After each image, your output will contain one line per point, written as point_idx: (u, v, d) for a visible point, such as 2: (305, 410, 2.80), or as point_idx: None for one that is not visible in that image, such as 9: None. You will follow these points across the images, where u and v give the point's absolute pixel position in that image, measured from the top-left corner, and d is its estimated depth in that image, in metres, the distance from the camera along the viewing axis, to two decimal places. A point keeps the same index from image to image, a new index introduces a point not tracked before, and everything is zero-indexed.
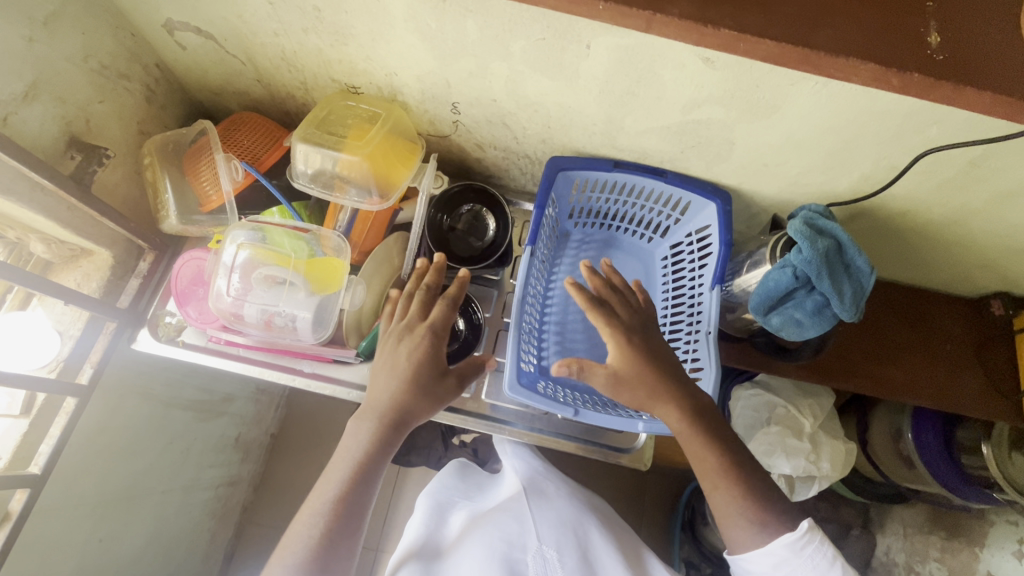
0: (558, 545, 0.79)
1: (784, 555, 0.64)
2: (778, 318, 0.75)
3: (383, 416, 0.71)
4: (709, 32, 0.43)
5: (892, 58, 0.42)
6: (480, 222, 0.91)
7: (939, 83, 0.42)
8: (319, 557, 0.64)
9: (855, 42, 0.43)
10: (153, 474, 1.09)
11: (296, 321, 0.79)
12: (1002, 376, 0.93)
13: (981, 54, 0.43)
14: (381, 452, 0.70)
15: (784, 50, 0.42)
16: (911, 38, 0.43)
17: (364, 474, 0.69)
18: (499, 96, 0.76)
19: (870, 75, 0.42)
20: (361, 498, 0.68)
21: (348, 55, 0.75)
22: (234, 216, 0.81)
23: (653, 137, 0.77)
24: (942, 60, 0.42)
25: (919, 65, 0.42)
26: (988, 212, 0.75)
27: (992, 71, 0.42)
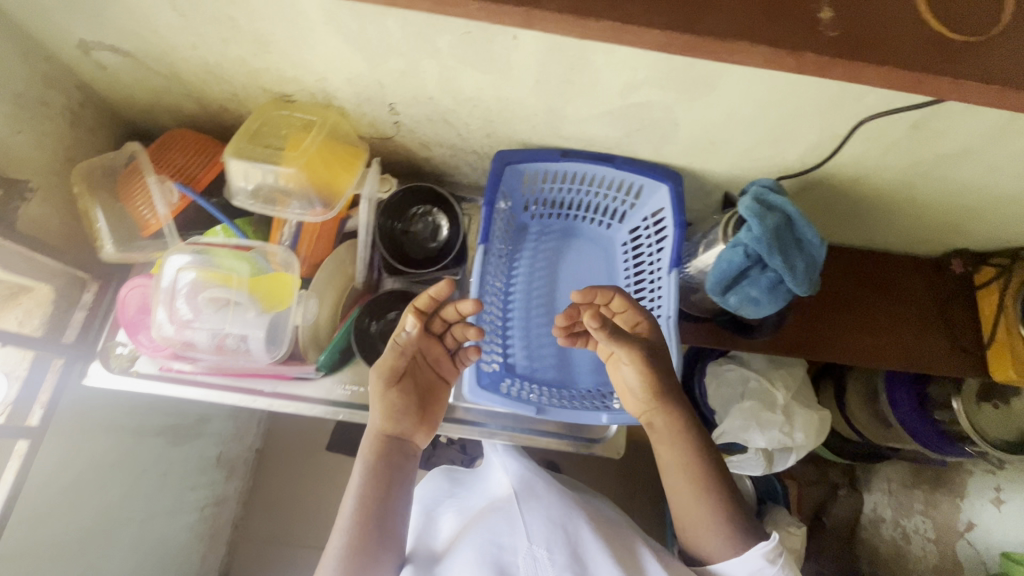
0: (547, 542, 0.70)
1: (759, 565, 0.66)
2: (734, 297, 0.74)
3: (381, 443, 0.73)
4: (594, 26, 0.41)
5: (784, 38, 0.41)
6: (433, 223, 0.88)
7: (835, 62, 0.41)
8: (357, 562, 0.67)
9: (745, 23, 0.41)
10: (131, 503, 1.07)
11: (248, 342, 0.77)
12: (964, 333, 0.94)
13: (876, 21, 0.42)
14: (391, 467, 0.73)
15: (672, 39, 0.41)
16: (805, 16, 0.41)
17: (372, 507, 0.70)
18: (435, 93, 0.73)
19: (765, 57, 0.41)
20: (380, 507, 0.70)
21: (274, 63, 0.72)
22: (173, 239, 0.79)
23: (597, 123, 0.75)
24: (836, 34, 0.41)
25: (814, 44, 0.41)
26: (936, 173, 0.75)
27: (886, 42, 0.41)
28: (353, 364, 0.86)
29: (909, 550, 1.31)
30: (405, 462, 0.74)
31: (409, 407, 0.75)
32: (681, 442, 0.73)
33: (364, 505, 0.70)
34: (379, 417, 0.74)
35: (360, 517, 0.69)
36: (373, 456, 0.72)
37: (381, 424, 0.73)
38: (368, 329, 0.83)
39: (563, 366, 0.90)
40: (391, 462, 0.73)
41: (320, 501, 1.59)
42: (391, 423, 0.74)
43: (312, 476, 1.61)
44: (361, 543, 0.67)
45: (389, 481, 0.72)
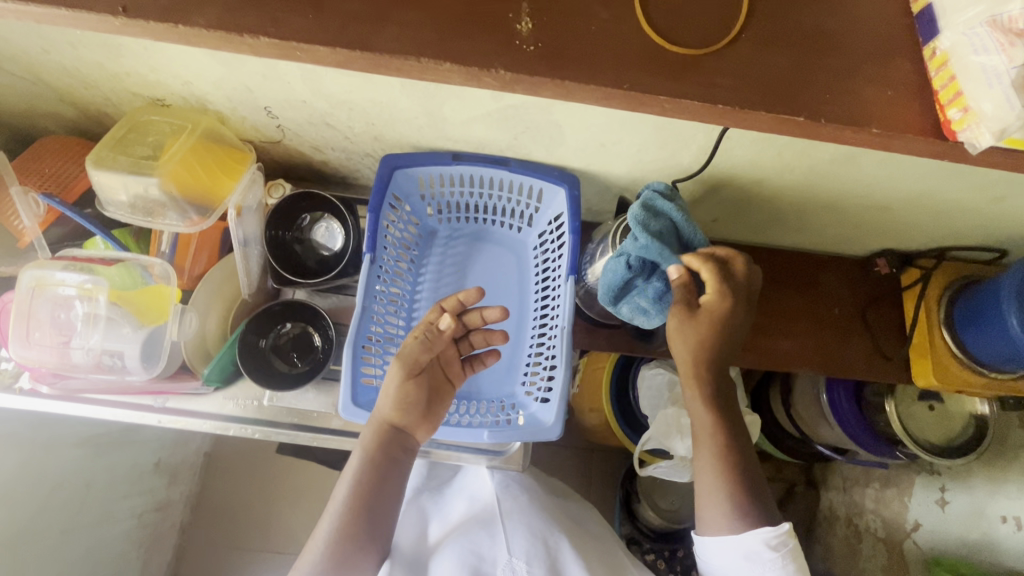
0: (527, 556, 0.74)
1: (759, 550, 0.63)
2: (626, 306, 0.71)
3: (382, 435, 0.70)
4: (268, 44, 0.44)
5: (476, 55, 0.43)
6: (325, 230, 0.84)
7: (532, 74, 0.43)
8: (340, 554, 0.65)
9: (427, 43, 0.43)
10: (45, 515, 1.06)
11: (124, 359, 0.74)
12: (887, 337, 0.91)
13: (575, 37, 0.44)
14: (386, 461, 0.69)
15: (346, 56, 0.43)
16: (502, 35, 0.44)
17: (364, 502, 0.68)
18: (306, 96, 0.69)
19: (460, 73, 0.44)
20: (371, 501, 0.68)
21: (132, 67, 0.68)
22: (43, 252, 0.75)
23: (481, 126, 0.72)
24: (534, 49, 0.44)
25: (509, 61, 0.43)
26: (837, 173, 0.71)
27: (580, 55, 0.44)
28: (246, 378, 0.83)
29: (861, 548, 1.27)
30: (403, 455, 0.71)
31: (419, 400, 0.71)
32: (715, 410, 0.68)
33: (356, 498, 0.68)
34: (383, 406, 0.70)
35: (351, 510, 0.67)
36: (370, 448, 0.69)
37: (384, 413, 0.70)
38: (257, 344, 0.81)
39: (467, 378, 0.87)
40: (390, 456, 0.70)
41: (269, 504, 1.57)
42: (399, 415, 0.70)
43: (261, 479, 1.59)
44: (348, 534, 0.66)
45: (387, 478, 0.69)
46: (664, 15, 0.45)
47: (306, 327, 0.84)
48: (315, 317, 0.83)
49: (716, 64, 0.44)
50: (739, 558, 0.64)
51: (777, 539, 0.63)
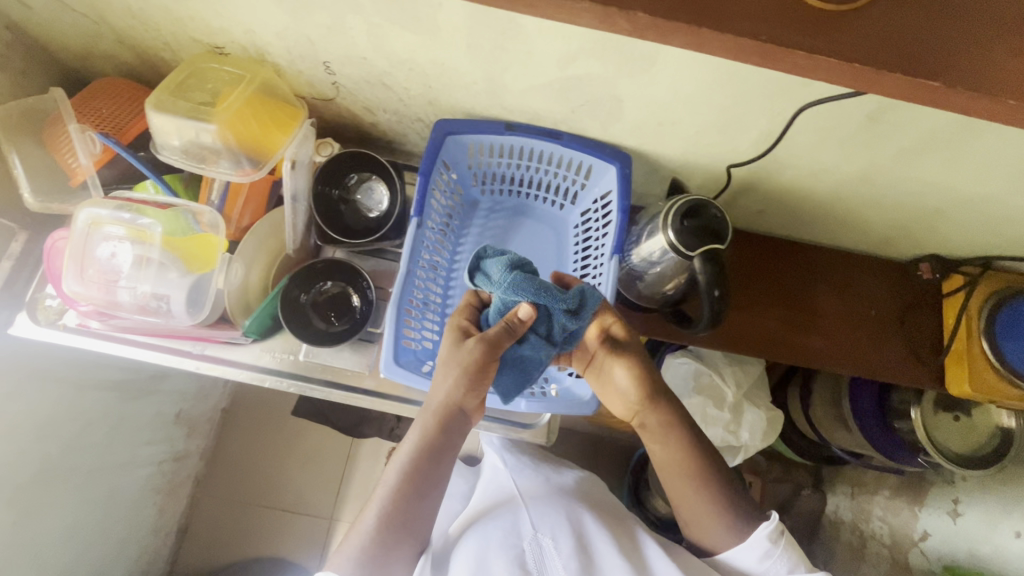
0: (552, 531, 0.74)
1: (767, 548, 0.70)
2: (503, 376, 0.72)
3: (439, 421, 0.69)
4: None
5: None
6: (371, 191, 0.85)
7: (676, 26, 0.38)
8: (387, 538, 0.66)
9: None
10: (74, 455, 1.08)
11: (170, 303, 0.75)
12: (925, 343, 0.90)
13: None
14: (439, 446, 0.69)
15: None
16: None
17: (416, 488, 0.68)
18: (368, 54, 0.69)
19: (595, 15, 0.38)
20: (421, 487, 0.69)
21: (198, 11, 0.68)
22: (97, 191, 0.76)
23: (539, 96, 0.71)
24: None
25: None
26: (896, 172, 0.70)
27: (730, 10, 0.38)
28: (283, 333, 0.85)
29: (866, 551, 1.27)
30: (453, 442, 0.71)
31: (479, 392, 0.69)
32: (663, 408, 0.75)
33: (410, 484, 0.68)
34: (441, 393, 0.69)
35: (401, 495, 0.68)
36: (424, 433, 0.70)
37: (442, 400, 0.69)
38: (297, 299, 0.81)
39: None
40: (445, 442, 0.70)
41: (282, 463, 1.60)
42: (460, 403, 0.69)
43: (277, 438, 1.61)
44: (397, 517, 0.67)
45: (438, 463, 0.70)
46: None
47: (346, 287, 0.84)
48: (356, 277, 0.84)
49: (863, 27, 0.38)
50: (755, 562, 0.71)
51: (775, 533, 0.70)
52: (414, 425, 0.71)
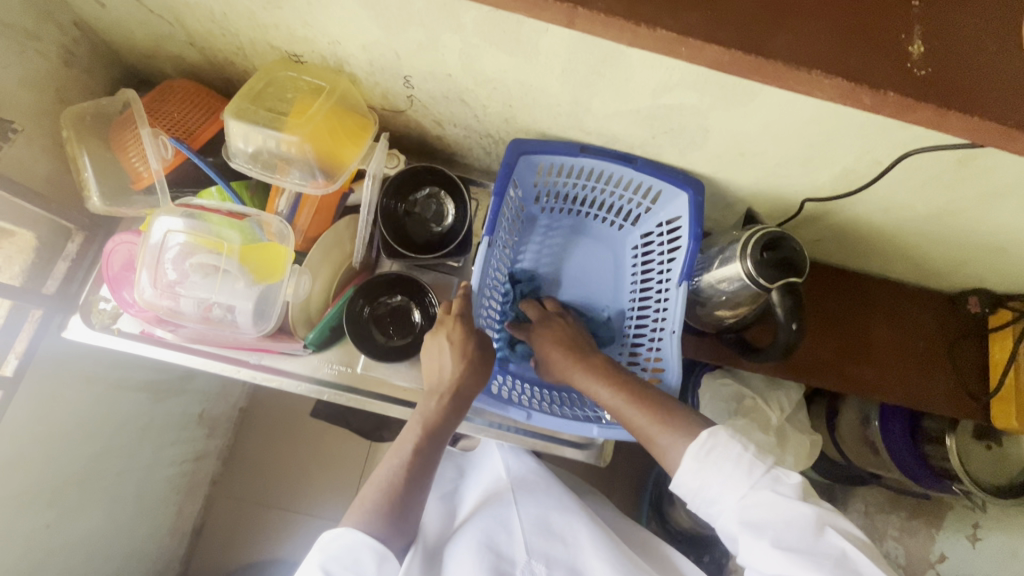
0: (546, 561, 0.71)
1: (696, 462, 0.62)
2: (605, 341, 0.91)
3: (446, 398, 0.69)
4: None
5: (864, 74, 0.41)
6: (438, 207, 0.84)
7: (917, 106, 0.41)
8: (398, 505, 0.63)
9: (815, 53, 0.41)
10: (105, 456, 1.04)
11: (235, 314, 0.74)
12: (973, 376, 0.91)
13: (969, 72, 0.41)
14: (448, 419, 0.69)
15: (734, 58, 0.41)
16: (896, 55, 0.41)
17: (417, 465, 0.66)
18: (454, 71, 0.68)
19: (839, 91, 0.41)
20: (430, 459, 0.67)
21: (285, 20, 0.66)
22: (165, 197, 0.74)
23: (623, 121, 0.71)
24: (923, 76, 0.41)
25: (898, 82, 0.41)
26: (970, 211, 0.71)
27: (973, 91, 0.41)
28: (342, 343, 0.83)
29: None
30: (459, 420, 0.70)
31: (482, 364, 0.71)
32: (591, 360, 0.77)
33: (415, 459, 0.66)
34: (446, 369, 0.69)
35: (411, 466, 0.66)
36: (431, 407, 0.69)
37: (449, 373, 0.69)
38: (360, 313, 0.80)
39: None
40: (452, 419, 0.69)
41: (297, 465, 1.53)
42: (467, 378, 0.69)
43: (293, 439, 1.54)
44: (408, 485, 0.64)
45: (440, 445, 0.68)
46: None
47: (408, 301, 0.83)
48: (418, 293, 0.82)
49: None
50: (697, 479, 0.62)
51: (701, 447, 0.62)
52: (422, 402, 0.70)
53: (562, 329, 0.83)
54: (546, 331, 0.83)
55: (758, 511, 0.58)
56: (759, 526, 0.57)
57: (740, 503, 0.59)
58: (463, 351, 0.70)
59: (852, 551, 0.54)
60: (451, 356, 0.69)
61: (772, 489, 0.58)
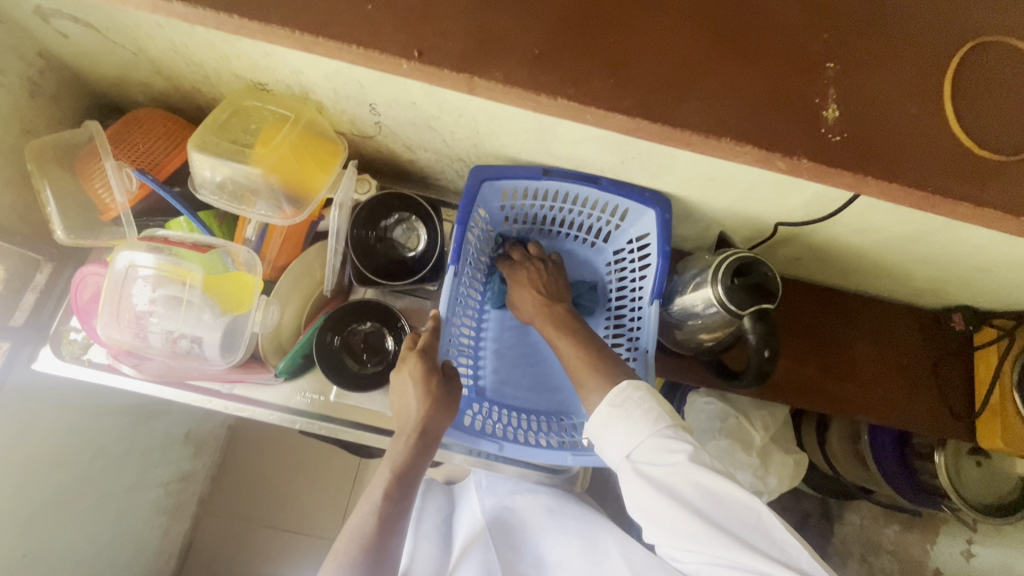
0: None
1: (610, 414, 0.66)
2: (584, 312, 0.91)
3: (413, 439, 0.68)
4: None
5: (780, 142, 0.43)
6: (410, 233, 0.84)
7: (839, 170, 0.43)
8: (371, 554, 0.62)
9: (726, 119, 0.43)
10: (81, 482, 1.03)
11: (202, 346, 0.73)
12: (956, 397, 0.90)
13: (892, 138, 0.43)
14: (416, 459, 0.68)
15: (640, 126, 0.43)
16: (811, 117, 0.44)
17: (389, 512, 0.65)
18: (418, 99, 0.67)
19: (755, 157, 0.44)
20: (402, 503, 0.66)
21: (246, 51, 0.65)
22: (131, 229, 0.74)
23: (591, 146, 0.70)
24: (841, 141, 0.43)
25: (811, 149, 0.43)
26: (947, 235, 0.69)
27: (887, 153, 0.43)
28: (314, 371, 0.82)
29: None
30: (429, 459, 0.69)
31: (447, 400, 0.70)
32: (550, 309, 0.82)
33: (384, 505, 0.65)
34: (410, 410, 0.68)
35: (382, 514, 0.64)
36: (398, 448, 0.68)
37: (413, 413, 0.68)
38: (332, 343, 0.79)
39: (542, 398, 0.88)
40: (420, 460, 0.68)
41: (285, 482, 1.51)
42: (432, 417, 0.68)
43: (280, 456, 1.52)
44: (379, 535, 0.63)
45: (411, 488, 0.67)
46: (973, 116, 0.43)
47: (379, 326, 0.82)
48: (391, 319, 0.82)
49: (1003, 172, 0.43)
50: (614, 444, 0.65)
51: (618, 396, 0.67)
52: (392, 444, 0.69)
53: (538, 274, 0.85)
54: (524, 274, 0.85)
55: (647, 461, 0.62)
56: (641, 471, 0.61)
57: (631, 452, 0.63)
58: (425, 390, 0.69)
59: (730, 499, 0.57)
60: (412, 396, 0.69)
61: (666, 441, 0.61)
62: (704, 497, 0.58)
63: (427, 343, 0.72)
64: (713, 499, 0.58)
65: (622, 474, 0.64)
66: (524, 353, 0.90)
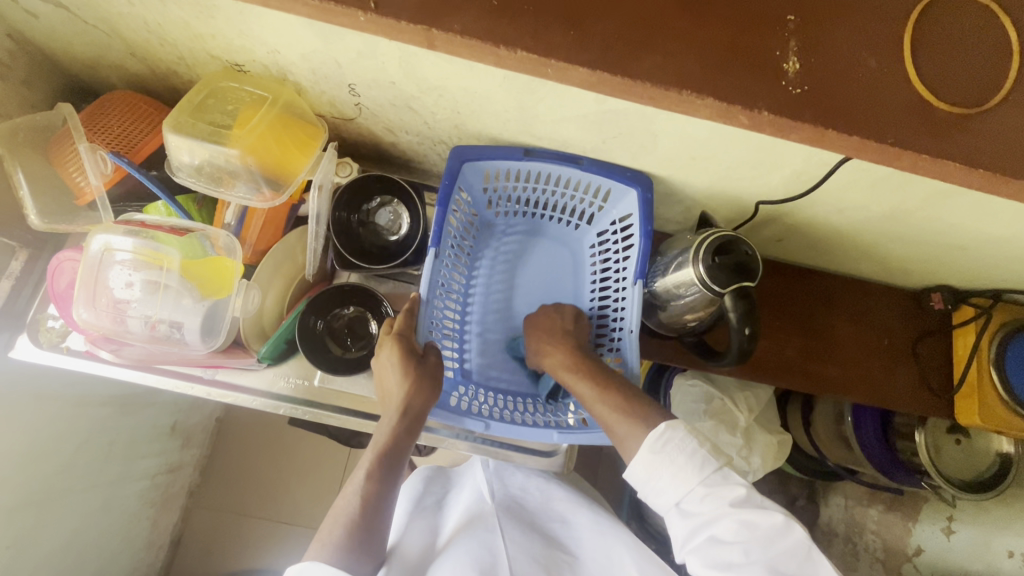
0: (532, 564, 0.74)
1: (649, 459, 0.63)
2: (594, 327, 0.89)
3: (396, 419, 0.68)
4: None
5: (737, 95, 0.43)
6: (393, 217, 0.83)
7: (797, 122, 0.43)
8: (357, 533, 0.61)
9: (677, 69, 0.44)
10: (66, 474, 1.02)
11: (183, 331, 0.72)
12: (936, 375, 0.91)
13: (857, 97, 0.44)
14: (401, 438, 0.68)
15: (600, 79, 0.43)
16: (768, 68, 0.44)
17: (375, 492, 0.64)
18: (397, 78, 0.67)
19: (714, 111, 0.44)
20: (388, 484, 0.66)
21: (220, 29, 0.64)
22: (107, 213, 0.73)
23: (572, 125, 0.70)
24: (801, 93, 0.43)
25: (770, 101, 0.43)
26: (924, 212, 0.70)
27: (846, 109, 0.43)
28: (298, 356, 0.82)
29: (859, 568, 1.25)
30: (413, 439, 0.69)
31: (429, 379, 0.70)
32: (564, 342, 0.80)
33: (369, 484, 0.64)
34: (394, 390, 0.68)
35: (369, 495, 0.64)
36: (382, 428, 0.68)
37: (396, 392, 0.68)
38: (314, 327, 0.78)
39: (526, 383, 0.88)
40: (404, 440, 0.68)
41: (274, 473, 1.51)
42: (414, 396, 0.68)
43: (271, 447, 1.52)
44: (365, 515, 0.63)
45: (396, 468, 0.67)
46: (945, 84, 0.43)
47: (363, 311, 0.82)
48: (374, 302, 0.81)
49: (975, 127, 0.43)
50: (661, 495, 0.63)
51: (658, 440, 0.64)
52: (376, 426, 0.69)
53: (553, 324, 0.83)
54: (538, 329, 0.83)
55: (695, 508, 0.61)
56: (692, 519, 0.61)
57: (679, 500, 0.62)
58: (407, 369, 0.69)
59: (779, 539, 0.57)
60: (394, 376, 0.69)
61: (715, 488, 0.60)
62: (752, 537, 0.58)
63: (405, 325, 0.72)
64: (760, 538, 0.58)
65: (670, 522, 0.63)
66: (509, 337, 0.90)
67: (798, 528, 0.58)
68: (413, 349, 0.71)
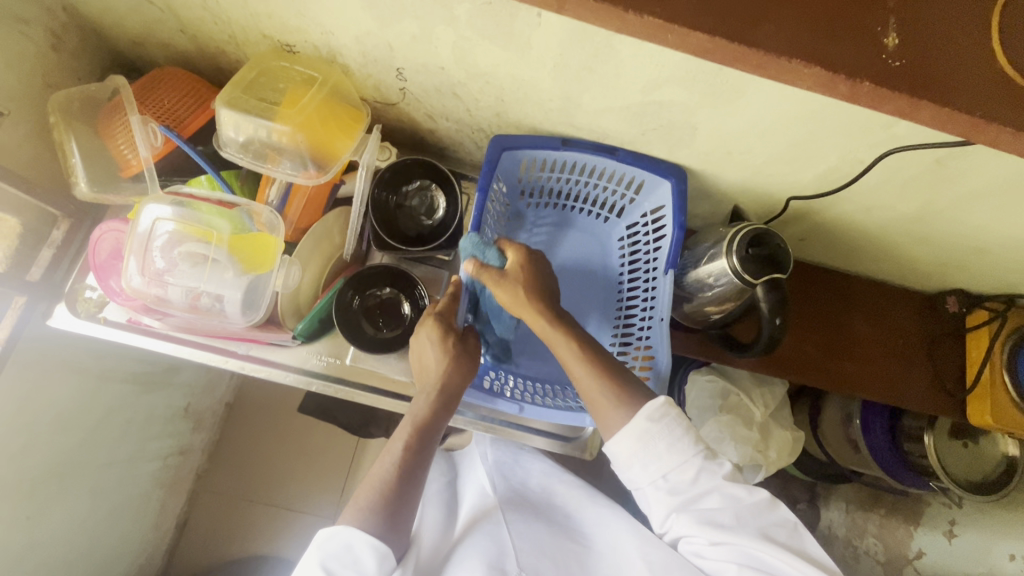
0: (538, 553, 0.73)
1: (646, 428, 0.63)
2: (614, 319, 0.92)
3: (434, 395, 0.69)
4: None
5: (848, 65, 0.42)
6: (430, 202, 0.85)
7: (896, 94, 0.42)
8: (393, 500, 0.62)
9: (792, 39, 0.42)
10: (84, 450, 1.03)
11: (223, 303, 0.74)
12: (950, 375, 0.93)
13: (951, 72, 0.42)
14: (437, 413, 0.69)
15: (718, 45, 0.42)
16: (869, 39, 0.42)
17: (411, 463, 0.65)
18: (447, 64, 0.68)
19: (818, 80, 0.42)
20: (423, 456, 0.66)
21: (278, 9, 0.66)
22: (154, 184, 0.74)
23: (613, 117, 0.72)
24: (900, 67, 0.42)
25: (872, 72, 0.42)
26: (950, 212, 0.72)
27: (951, 84, 0.42)
28: (331, 335, 0.83)
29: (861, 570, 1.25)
30: (448, 416, 0.70)
31: (465, 358, 0.72)
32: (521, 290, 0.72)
33: (406, 455, 0.65)
34: (433, 366, 0.70)
35: (404, 465, 0.64)
36: (419, 403, 0.69)
37: (435, 368, 0.70)
38: (350, 305, 0.80)
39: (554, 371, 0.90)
40: (440, 416, 0.69)
41: (283, 460, 1.51)
42: (453, 373, 0.70)
43: (281, 434, 1.52)
44: (401, 483, 0.63)
45: (431, 442, 0.68)
46: None
47: (397, 293, 0.83)
48: (409, 284, 0.83)
49: None
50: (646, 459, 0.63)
51: (656, 409, 0.63)
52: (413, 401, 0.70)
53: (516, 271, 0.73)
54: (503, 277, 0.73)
55: (682, 478, 0.62)
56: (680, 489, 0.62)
57: (667, 472, 0.62)
58: (446, 346, 0.71)
59: (760, 505, 0.61)
60: (434, 352, 0.70)
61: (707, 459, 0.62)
62: (738, 505, 0.61)
63: (445, 305, 0.74)
64: (746, 507, 0.61)
65: (653, 494, 0.63)
66: None
67: (772, 502, 0.62)
68: (453, 329, 0.72)
